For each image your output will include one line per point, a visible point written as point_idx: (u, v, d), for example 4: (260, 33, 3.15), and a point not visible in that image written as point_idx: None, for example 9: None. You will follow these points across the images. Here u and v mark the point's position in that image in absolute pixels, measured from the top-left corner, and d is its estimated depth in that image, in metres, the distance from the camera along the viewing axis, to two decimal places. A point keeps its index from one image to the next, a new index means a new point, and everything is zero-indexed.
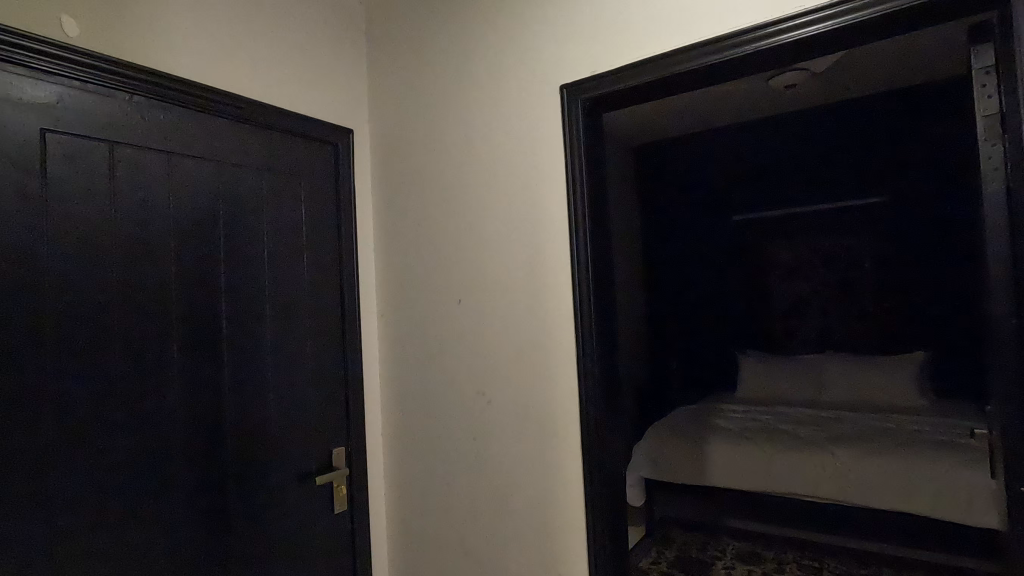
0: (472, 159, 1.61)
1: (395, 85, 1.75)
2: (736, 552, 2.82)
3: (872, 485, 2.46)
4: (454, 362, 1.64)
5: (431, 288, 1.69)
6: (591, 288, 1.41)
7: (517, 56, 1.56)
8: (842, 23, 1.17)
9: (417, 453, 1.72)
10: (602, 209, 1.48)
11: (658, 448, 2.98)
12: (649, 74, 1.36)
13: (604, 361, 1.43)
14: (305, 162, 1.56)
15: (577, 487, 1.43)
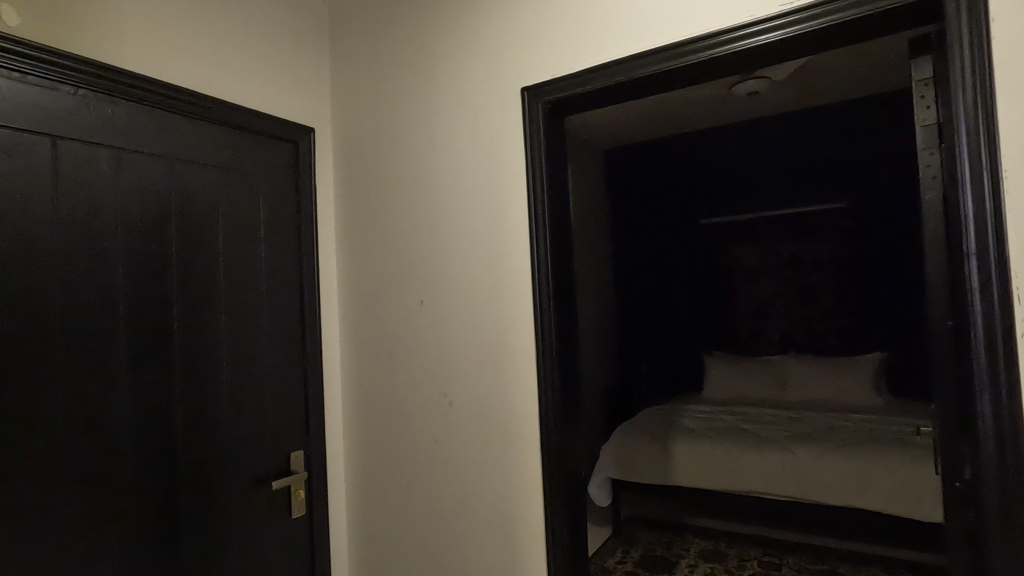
0: (436, 159, 1.58)
1: (353, 87, 1.77)
2: (700, 550, 2.84)
3: (831, 484, 2.49)
4: (415, 364, 1.62)
5: (393, 289, 1.67)
6: (551, 290, 1.40)
7: (477, 56, 1.52)
8: (797, 32, 1.12)
9: (371, 453, 1.72)
10: (562, 212, 1.47)
11: (636, 454, 2.94)
12: (604, 80, 1.32)
13: (563, 362, 1.42)
14: (261, 159, 1.56)
15: (535, 488, 1.42)
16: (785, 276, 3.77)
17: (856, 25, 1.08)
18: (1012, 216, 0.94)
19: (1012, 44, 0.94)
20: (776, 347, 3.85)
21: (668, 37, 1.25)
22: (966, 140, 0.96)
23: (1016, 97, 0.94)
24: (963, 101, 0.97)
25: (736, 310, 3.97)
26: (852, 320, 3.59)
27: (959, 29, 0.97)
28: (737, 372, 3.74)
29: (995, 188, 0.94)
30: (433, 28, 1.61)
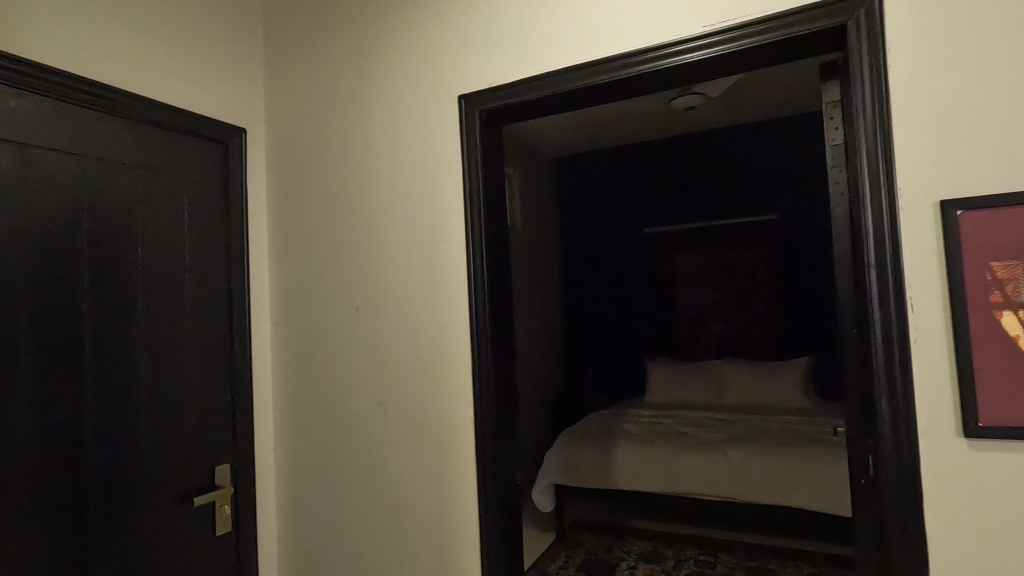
0: (373, 164, 1.56)
1: (287, 88, 1.72)
2: (640, 551, 2.90)
3: (760, 483, 2.60)
4: (351, 371, 1.59)
5: (328, 295, 1.63)
6: (487, 297, 1.41)
7: (415, 62, 1.51)
8: (720, 52, 1.16)
9: (304, 463, 1.67)
10: (499, 218, 1.48)
11: (578, 459, 2.98)
12: (539, 91, 1.34)
13: (500, 368, 1.43)
14: (187, 160, 1.50)
15: (471, 494, 1.42)
16: (723, 283, 3.92)
17: (771, 50, 1.14)
18: (905, 231, 1.01)
19: (906, 72, 1.02)
20: (715, 351, 3.99)
21: (600, 52, 1.28)
22: (867, 161, 1.03)
23: (909, 123, 1.01)
24: (864, 124, 1.04)
25: (677, 316, 4.09)
26: (784, 326, 3.77)
27: (860, 57, 1.04)
28: (678, 376, 3.85)
29: (891, 207, 1.01)
30: (370, 33, 1.59)
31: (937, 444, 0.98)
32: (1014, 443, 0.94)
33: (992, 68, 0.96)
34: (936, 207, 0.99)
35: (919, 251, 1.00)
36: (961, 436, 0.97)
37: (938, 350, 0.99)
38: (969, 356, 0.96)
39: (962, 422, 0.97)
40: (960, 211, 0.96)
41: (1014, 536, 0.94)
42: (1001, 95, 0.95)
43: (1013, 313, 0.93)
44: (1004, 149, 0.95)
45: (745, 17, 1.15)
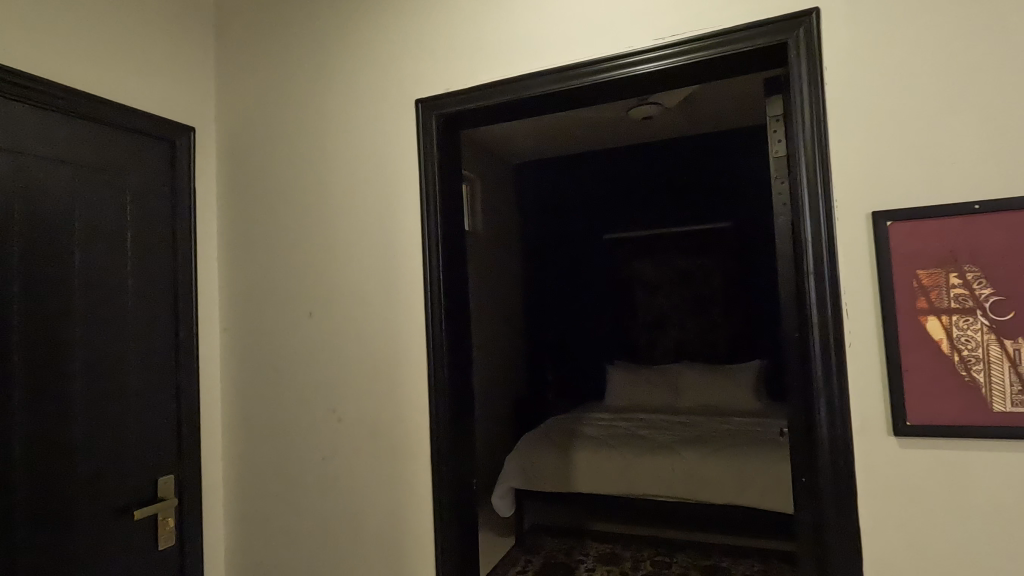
0: (328, 166, 1.54)
1: (238, 87, 1.68)
2: (598, 553, 2.93)
3: (713, 483, 2.68)
4: (303, 378, 1.55)
5: (280, 300, 1.59)
6: (442, 301, 1.40)
7: (371, 65, 1.50)
8: (670, 65, 1.19)
9: (253, 472, 1.62)
10: (455, 222, 1.48)
11: (538, 463, 3.00)
12: (495, 97, 1.34)
13: (455, 372, 1.42)
14: (133, 160, 1.44)
15: (426, 499, 1.40)
16: (680, 288, 4.01)
17: (718, 65, 1.18)
18: (841, 239, 1.06)
19: (842, 90, 1.07)
20: (672, 355, 4.07)
21: (556, 60, 1.30)
22: (806, 174, 1.08)
23: (844, 138, 1.07)
24: (804, 138, 1.09)
25: (635, 320, 4.15)
26: (737, 330, 3.89)
27: (800, 74, 1.09)
28: (636, 380, 3.92)
29: (828, 218, 1.06)
30: (326, 34, 1.57)
31: (870, 442, 1.03)
32: (938, 440, 1.00)
33: (918, 87, 1.02)
34: (868, 218, 1.04)
35: (853, 258, 1.05)
36: (891, 434, 1.02)
37: (870, 353, 1.04)
38: (898, 358, 1.01)
39: (892, 421, 1.02)
40: (890, 222, 1.02)
41: (939, 528, 0.99)
42: (926, 112, 1.01)
43: (937, 317, 1.00)
44: (928, 164, 1.01)
45: (695, 31, 1.18)
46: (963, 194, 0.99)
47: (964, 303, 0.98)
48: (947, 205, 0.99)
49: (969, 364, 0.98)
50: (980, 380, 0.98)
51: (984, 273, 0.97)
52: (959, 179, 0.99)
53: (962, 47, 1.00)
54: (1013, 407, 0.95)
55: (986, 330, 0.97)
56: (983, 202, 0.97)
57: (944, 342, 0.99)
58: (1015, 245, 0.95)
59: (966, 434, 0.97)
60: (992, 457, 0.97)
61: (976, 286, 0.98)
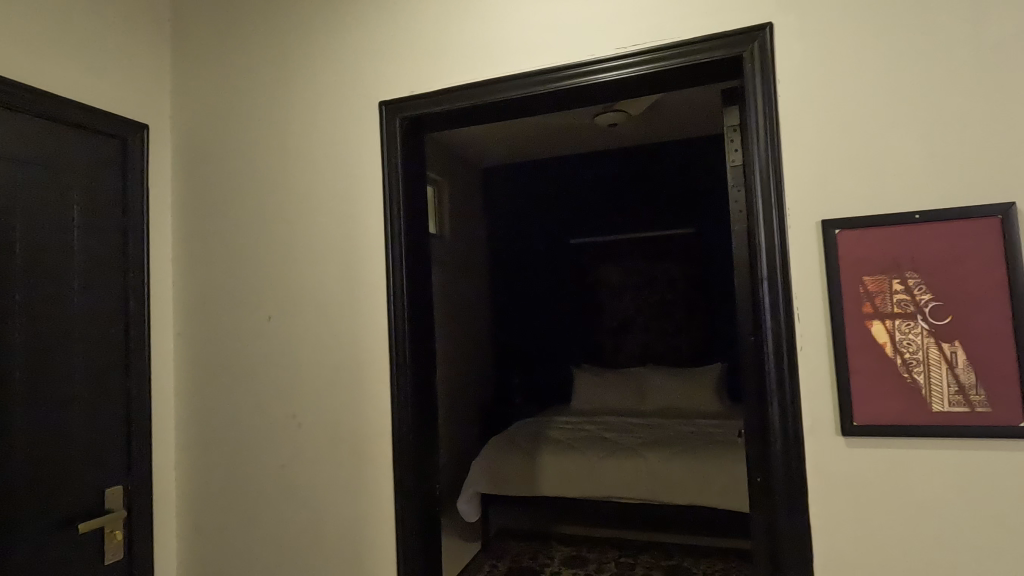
0: (288, 168, 1.51)
1: (196, 85, 1.63)
2: (563, 557, 2.94)
3: (675, 484, 2.72)
4: (261, 384, 1.51)
5: (238, 304, 1.55)
6: (405, 305, 1.39)
7: (333, 66, 1.48)
8: (631, 74, 1.22)
9: (208, 481, 1.56)
10: (420, 225, 1.47)
11: (503, 467, 2.99)
12: (459, 101, 1.34)
13: (418, 376, 1.41)
14: (82, 157, 1.38)
15: (388, 504, 1.39)
16: (645, 293, 4.07)
17: (678, 75, 1.21)
18: (793, 246, 1.10)
19: (794, 103, 1.11)
20: (637, 358, 4.12)
21: (520, 66, 1.31)
22: (761, 183, 1.12)
23: (796, 149, 1.10)
24: (758, 149, 1.13)
25: (602, 325, 4.20)
26: (700, 334, 3.98)
27: (755, 87, 1.13)
28: (601, 383, 3.96)
29: (781, 227, 1.10)
30: (288, 33, 1.54)
31: (820, 442, 1.07)
32: (883, 440, 1.04)
33: (863, 102, 1.07)
34: (818, 226, 1.09)
35: (805, 265, 1.09)
36: (839, 434, 1.06)
37: (820, 356, 1.08)
38: (846, 361, 1.06)
39: (840, 422, 1.06)
40: (838, 230, 1.06)
41: (885, 524, 1.04)
42: (871, 126, 1.06)
43: (881, 321, 1.04)
44: (873, 175, 1.06)
45: (656, 42, 1.20)
46: (905, 204, 1.04)
47: (906, 308, 1.03)
48: (890, 214, 1.04)
49: (911, 366, 1.03)
50: (921, 381, 1.02)
51: (923, 279, 1.02)
52: (901, 189, 1.04)
53: (904, 65, 1.05)
54: (951, 407, 1.00)
55: (926, 334, 1.02)
56: (923, 212, 1.02)
57: (888, 345, 1.04)
58: (951, 253, 1.01)
59: (909, 433, 1.02)
60: (932, 455, 1.02)
61: (917, 292, 1.03)
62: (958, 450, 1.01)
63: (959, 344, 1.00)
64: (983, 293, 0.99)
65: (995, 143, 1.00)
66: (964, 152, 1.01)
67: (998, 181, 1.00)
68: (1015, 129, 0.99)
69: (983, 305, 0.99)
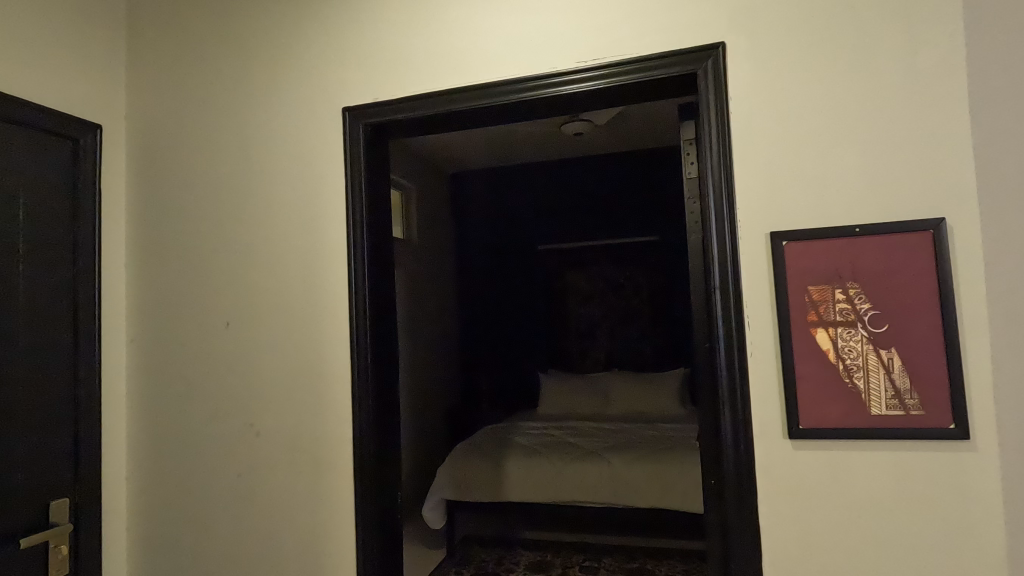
0: (248, 172, 1.49)
1: (153, 85, 1.59)
2: (528, 562, 2.96)
3: (636, 487, 2.77)
4: (218, 392, 1.48)
5: (195, 310, 1.51)
6: (368, 311, 1.39)
7: (296, 69, 1.47)
8: (591, 88, 1.25)
9: (160, 492, 1.52)
10: (383, 231, 1.46)
11: (469, 473, 2.99)
12: (423, 109, 1.35)
13: (380, 383, 1.40)
14: (31, 157, 1.34)
15: (348, 511, 1.37)
16: (611, 299, 4.13)
17: (636, 90, 1.25)
18: (743, 257, 1.15)
19: (744, 120, 1.16)
20: (602, 364, 4.17)
21: (483, 76, 1.33)
22: (713, 196, 1.16)
23: (746, 164, 1.15)
24: (712, 163, 1.17)
25: (568, 331, 4.24)
26: (664, 340, 4.05)
27: (709, 103, 1.17)
28: (568, 389, 3.99)
29: (732, 238, 1.14)
30: (250, 34, 1.52)
31: (769, 445, 1.12)
32: (825, 442, 1.09)
33: (809, 120, 1.12)
34: (767, 237, 1.13)
35: (754, 275, 1.14)
36: (786, 437, 1.11)
37: (768, 362, 1.13)
38: (792, 367, 1.10)
39: (787, 425, 1.11)
40: (786, 242, 1.11)
41: (829, 524, 1.08)
42: (816, 143, 1.12)
43: (825, 329, 1.10)
44: (818, 190, 1.11)
45: (615, 57, 1.24)
46: (846, 218, 1.09)
47: (847, 316, 1.09)
48: (833, 227, 1.09)
49: (852, 371, 1.08)
50: (861, 386, 1.08)
51: (863, 289, 1.08)
52: (844, 204, 1.10)
53: (847, 87, 1.11)
54: (888, 410, 1.06)
55: (866, 341, 1.08)
56: (862, 226, 1.08)
57: (831, 352, 1.09)
58: (888, 264, 1.07)
59: (849, 435, 1.07)
60: (871, 456, 1.07)
61: (857, 302, 1.08)
62: (895, 451, 1.06)
63: (895, 350, 1.06)
64: (916, 303, 1.05)
65: (929, 162, 1.07)
66: (901, 170, 1.08)
67: (930, 197, 1.06)
68: (946, 149, 1.06)
69: (917, 314, 1.05)
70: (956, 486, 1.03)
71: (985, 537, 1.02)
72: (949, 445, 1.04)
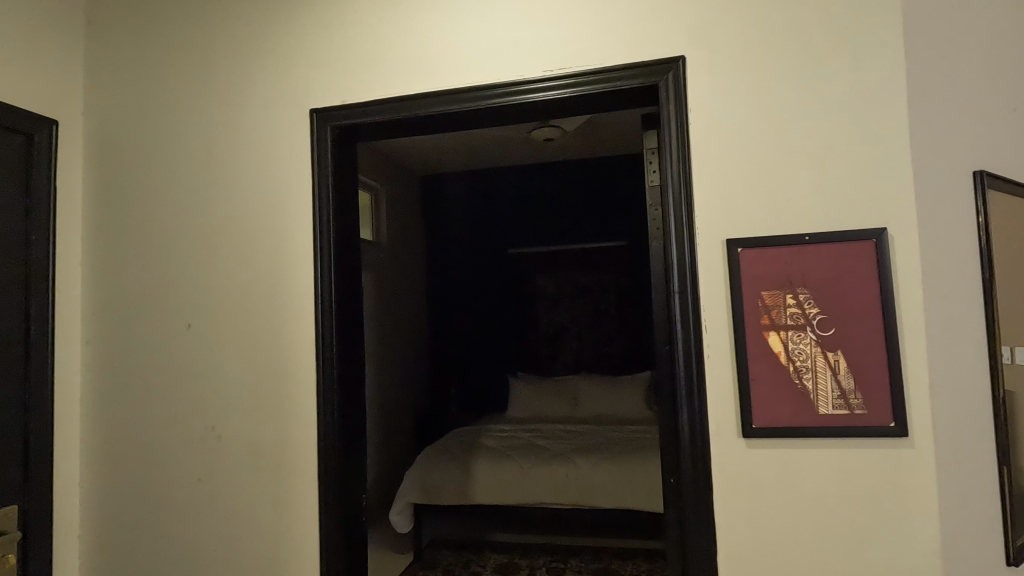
0: (212, 171, 1.47)
1: (114, 81, 1.56)
2: (495, 564, 2.97)
3: (603, 489, 2.80)
4: (178, 395, 1.45)
5: (154, 312, 1.48)
6: (334, 313, 1.38)
7: (264, 69, 1.46)
8: (557, 96, 1.27)
9: (116, 498, 1.48)
10: (349, 232, 1.46)
11: (437, 476, 2.98)
12: (392, 113, 1.36)
13: (345, 384, 1.40)
14: None
15: (311, 514, 1.36)
16: (580, 303, 4.16)
17: (600, 99, 1.28)
18: (701, 263, 1.19)
19: (703, 131, 1.20)
20: (571, 367, 4.19)
21: (452, 81, 1.34)
22: (673, 203, 1.20)
23: (705, 173, 1.20)
24: (672, 172, 1.21)
25: (538, 334, 4.24)
26: (631, 343, 4.10)
27: (669, 114, 1.22)
28: (537, 391, 4.02)
29: (691, 245, 1.19)
30: (215, 32, 1.50)
31: (724, 444, 1.16)
32: (777, 440, 1.14)
33: (763, 133, 1.18)
34: (723, 244, 1.18)
35: (711, 281, 1.18)
36: (740, 436, 1.15)
37: (724, 364, 1.17)
38: (746, 369, 1.15)
39: (741, 424, 1.15)
40: (741, 248, 1.16)
41: (780, 520, 1.13)
42: (771, 155, 1.17)
43: (777, 332, 1.15)
44: (771, 199, 1.16)
45: (581, 67, 1.27)
46: (797, 226, 1.15)
47: (797, 320, 1.14)
48: (785, 235, 1.15)
49: (801, 373, 1.14)
50: (810, 386, 1.13)
51: (812, 294, 1.14)
52: (795, 213, 1.15)
53: (799, 102, 1.17)
54: (835, 409, 1.12)
55: (814, 344, 1.13)
56: (812, 234, 1.14)
57: (782, 354, 1.15)
58: (835, 271, 1.12)
59: (798, 434, 1.13)
60: (819, 454, 1.13)
61: (807, 306, 1.14)
62: (840, 448, 1.12)
63: (841, 353, 1.12)
64: (861, 308, 1.11)
65: (873, 175, 1.13)
66: (848, 181, 1.14)
67: (874, 209, 1.12)
68: (889, 163, 1.12)
69: (861, 318, 1.11)
70: (896, 481, 1.10)
71: (922, 530, 1.08)
72: (890, 443, 1.10)
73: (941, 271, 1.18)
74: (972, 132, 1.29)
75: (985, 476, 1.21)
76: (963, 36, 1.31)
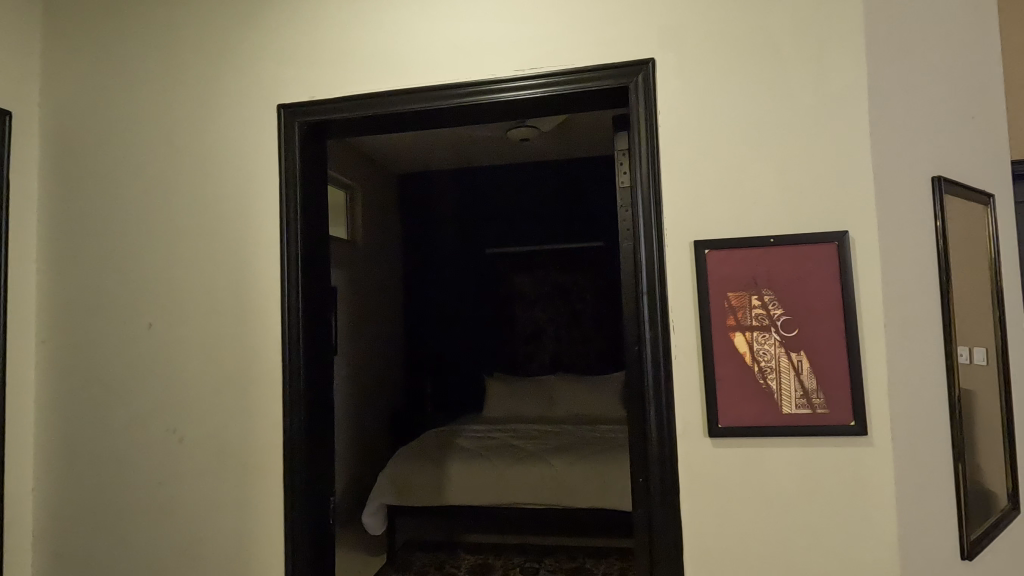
0: (177, 165, 1.43)
1: (73, 69, 1.51)
2: (469, 565, 2.97)
3: (580, 489, 2.80)
4: (138, 394, 1.41)
5: (114, 309, 1.44)
6: (301, 311, 1.36)
7: (230, 62, 1.42)
8: (528, 96, 1.27)
9: (71, 500, 1.43)
10: (318, 229, 1.44)
11: (412, 477, 2.96)
12: (361, 109, 1.34)
13: (313, 384, 1.37)
14: None
15: (277, 515, 1.34)
16: (557, 303, 4.16)
17: (571, 99, 1.28)
18: (669, 263, 1.20)
19: (672, 133, 1.21)
20: (548, 367, 4.19)
21: (422, 79, 1.33)
22: (641, 205, 1.21)
23: (673, 176, 1.21)
24: (641, 172, 1.22)
25: (514, 334, 4.23)
26: (607, 343, 4.11)
27: (639, 116, 1.22)
28: (514, 391, 4.03)
29: (659, 246, 1.20)
30: (181, 23, 1.46)
31: (690, 442, 1.17)
32: (742, 439, 1.16)
33: (730, 136, 1.19)
34: (690, 245, 1.19)
35: (679, 282, 1.19)
36: (707, 435, 1.17)
37: (690, 364, 1.18)
38: (712, 368, 1.17)
39: (708, 424, 1.16)
40: (708, 250, 1.17)
41: (744, 518, 1.15)
42: (739, 157, 1.18)
43: (742, 333, 1.16)
44: (738, 201, 1.18)
45: (552, 67, 1.27)
46: (762, 229, 1.17)
47: (762, 321, 1.16)
48: (751, 237, 1.16)
49: (766, 373, 1.16)
50: (773, 386, 1.15)
51: (776, 296, 1.16)
52: (760, 216, 1.17)
53: (764, 106, 1.18)
54: (797, 409, 1.14)
55: (778, 344, 1.15)
56: (777, 236, 1.15)
57: (747, 354, 1.16)
58: (799, 272, 1.14)
59: (762, 433, 1.14)
60: (782, 453, 1.14)
61: (771, 307, 1.16)
62: (802, 447, 1.14)
63: (804, 353, 1.14)
64: (823, 309, 1.14)
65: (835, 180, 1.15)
66: (811, 184, 1.16)
67: (837, 213, 1.15)
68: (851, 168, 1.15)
69: (824, 319, 1.14)
70: (854, 477, 1.12)
71: (880, 526, 1.11)
72: (850, 442, 1.13)
73: (901, 273, 1.21)
74: (932, 139, 1.33)
75: (941, 473, 1.25)
76: (924, 44, 1.35)
